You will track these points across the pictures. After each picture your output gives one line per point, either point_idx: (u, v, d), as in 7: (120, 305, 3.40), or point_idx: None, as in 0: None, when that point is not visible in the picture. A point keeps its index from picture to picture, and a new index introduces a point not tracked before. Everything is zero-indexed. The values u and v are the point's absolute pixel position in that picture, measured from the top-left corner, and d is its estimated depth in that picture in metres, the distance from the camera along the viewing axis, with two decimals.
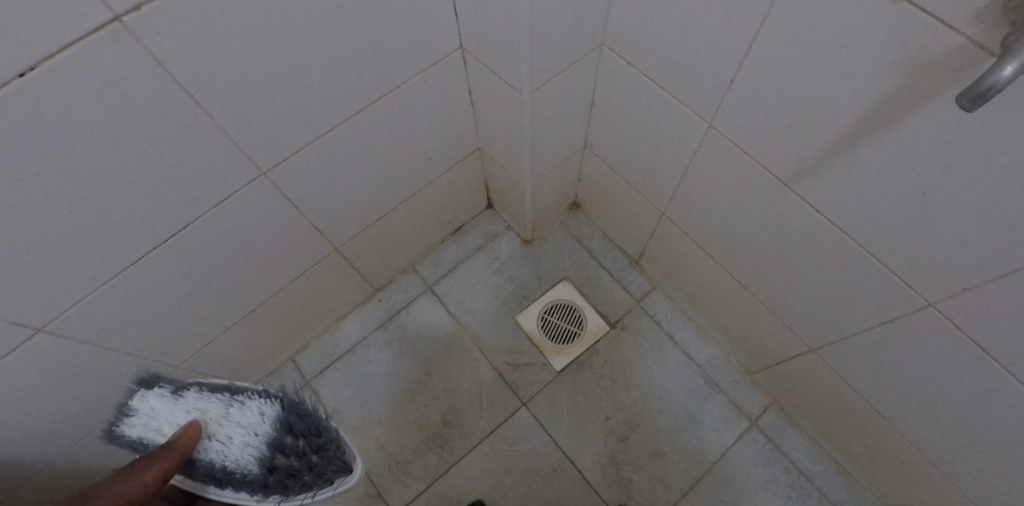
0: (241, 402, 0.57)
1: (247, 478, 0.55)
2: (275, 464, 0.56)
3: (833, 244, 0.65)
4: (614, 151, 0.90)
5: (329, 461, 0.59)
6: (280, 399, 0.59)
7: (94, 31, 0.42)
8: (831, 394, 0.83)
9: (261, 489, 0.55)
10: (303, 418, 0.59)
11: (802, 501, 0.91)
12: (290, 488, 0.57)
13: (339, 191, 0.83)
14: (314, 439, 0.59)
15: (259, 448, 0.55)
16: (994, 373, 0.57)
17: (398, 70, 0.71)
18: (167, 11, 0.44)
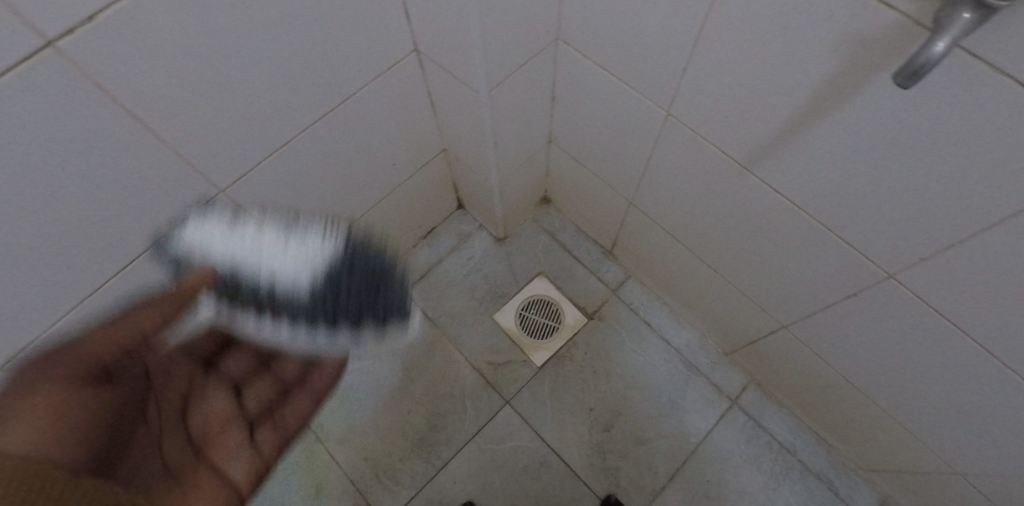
0: (301, 231, 0.43)
1: (298, 304, 0.41)
2: (330, 290, 0.42)
3: (796, 224, 0.66)
4: (579, 145, 0.90)
5: (393, 303, 0.45)
6: (348, 234, 0.45)
7: (29, 57, 0.39)
8: (805, 369, 0.85)
9: (310, 320, 0.42)
10: (377, 263, 0.45)
11: (785, 474, 0.93)
12: (347, 321, 0.43)
13: (335, 136, 0.75)
14: (380, 281, 0.45)
15: (320, 263, 0.41)
16: (956, 337, 0.58)
17: (350, 77, 0.69)
18: (102, 34, 0.42)
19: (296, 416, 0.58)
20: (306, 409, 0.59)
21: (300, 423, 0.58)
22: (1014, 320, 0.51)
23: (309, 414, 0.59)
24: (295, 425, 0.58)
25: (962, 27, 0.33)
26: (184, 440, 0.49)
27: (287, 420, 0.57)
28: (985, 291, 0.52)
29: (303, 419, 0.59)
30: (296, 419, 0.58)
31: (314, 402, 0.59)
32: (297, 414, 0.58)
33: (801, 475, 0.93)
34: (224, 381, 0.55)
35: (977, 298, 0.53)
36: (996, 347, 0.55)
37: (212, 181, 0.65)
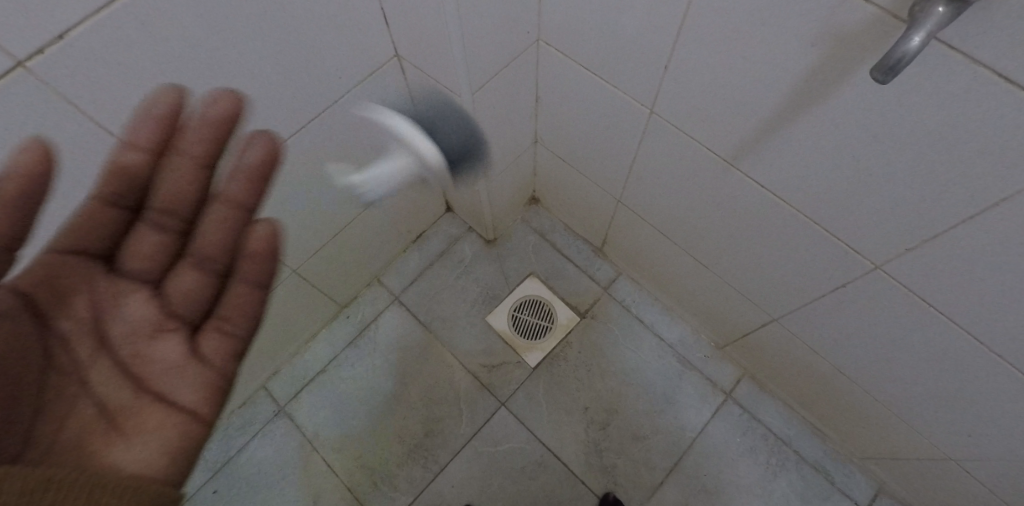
0: None
1: None
2: None
3: (782, 217, 0.66)
4: (564, 144, 0.90)
5: None
6: None
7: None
8: (797, 361, 0.85)
9: None
10: None
11: (781, 465, 0.93)
12: None
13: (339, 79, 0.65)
14: None
15: None
16: (944, 325, 0.59)
17: (332, 84, 0.68)
18: (72, 50, 0.42)
19: (244, 301, 0.49)
20: (255, 295, 0.49)
21: (253, 312, 0.49)
22: (1000, 307, 0.52)
23: (261, 298, 0.50)
24: (249, 319, 0.49)
25: (936, 22, 0.33)
26: (113, 374, 0.45)
27: (237, 312, 0.49)
28: (970, 279, 0.52)
29: (254, 306, 0.49)
30: (246, 309, 0.49)
31: (258, 284, 0.49)
32: (246, 304, 0.49)
33: (798, 465, 0.93)
34: (140, 282, 0.47)
35: (963, 287, 0.53)
36: (984, 334, 0.55)
37: None
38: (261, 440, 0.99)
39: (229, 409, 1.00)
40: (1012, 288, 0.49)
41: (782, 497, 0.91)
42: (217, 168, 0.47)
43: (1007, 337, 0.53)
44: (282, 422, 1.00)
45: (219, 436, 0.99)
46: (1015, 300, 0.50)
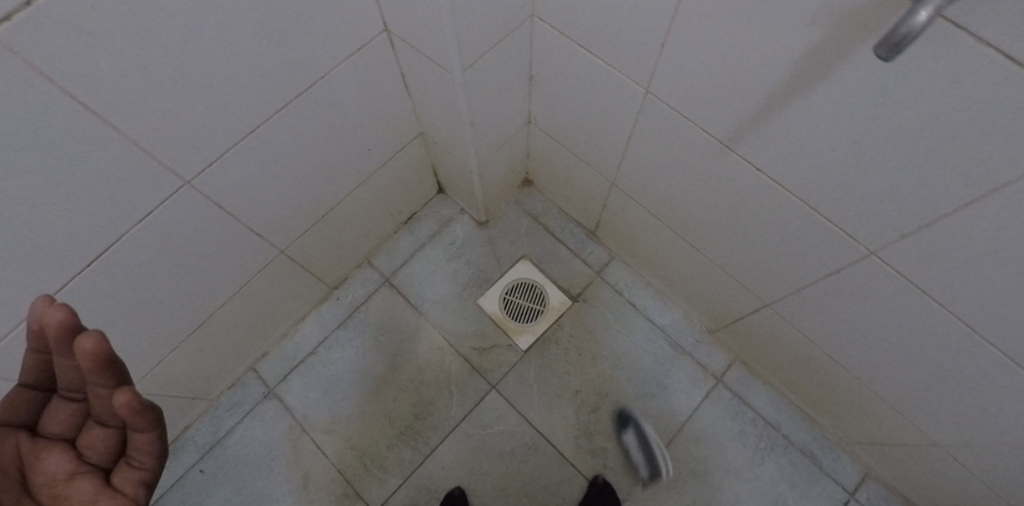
0: None
1: None
2: None
3: (778, 199, 0.64)
4: (558, 126, 0.88)
5: None
6: None
7: None
8: (789, 346, 0.85)
9: None
10: None
11: (769, 449, 0.94)
12: None
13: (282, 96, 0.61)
14: None
15: None
16: (938, 312, 0.58)
17: (319, 57, 0.66)
18: (42, 17, 0.39)
19: (143, 443, 0.45)
20: (149, 436, 0.44)
21: (156, 449, 0.45)
22: (995, 295, 0.51)
23: (157, 436, 0.45)
24: (154, 454, 0.46)
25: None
26: None
27: (139, 451, 0.45)
28: (966, 266, 0.51)
29: (154, 445, 0.45)
30: (147, 449, 0.45)
31: (146, 431, 0.43)
32: (145, 446, 0.45)
33: (786, 449, 0.94)
34: (56, 439, 0.48)
35: (958, 274, 0.53)
36: (978, 322, 0.55)
37: (176, 173, 0.63)
38: (252, 421, 0.99)
39: (218, 390, 1.00)
40: (1008, 274, 0.48)
41: (769, 481, 0.92)
42: (76, 334, 0.42)
43: (1001, 325, 0.53)
44: (272, 403, 1.00)
45: (209, 417, 0.99)
46: (1009, 288, 0.49)
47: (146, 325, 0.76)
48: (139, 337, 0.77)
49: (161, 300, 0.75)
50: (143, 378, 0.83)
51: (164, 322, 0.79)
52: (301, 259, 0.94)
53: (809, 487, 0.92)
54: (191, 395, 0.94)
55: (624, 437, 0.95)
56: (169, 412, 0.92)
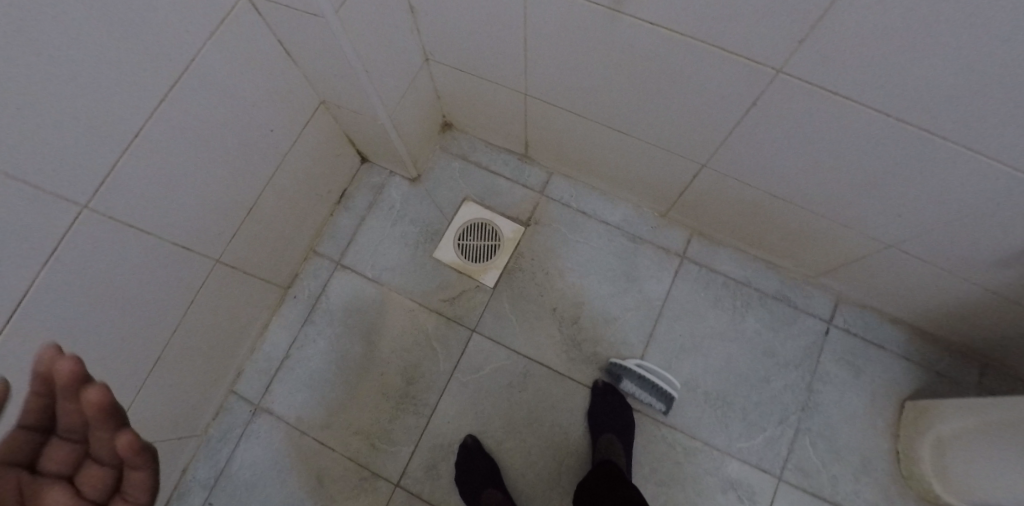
0: None
1: None
2: None
3: (679, 49, 0.62)
4: (456, 55, 0.84)
5: None
6: None
7: None
8: (736, 200, 0.87)
9: None
10: None
11: (745, 305, 0.97)
12: None
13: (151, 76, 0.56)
14: None
15: None
16: (855, 110, 0.58)
17: (181, 38, 0.61)
18: None
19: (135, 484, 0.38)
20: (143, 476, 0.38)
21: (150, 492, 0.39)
22: (898, 73, 0.51)
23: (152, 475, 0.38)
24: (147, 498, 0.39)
25: None
26: None
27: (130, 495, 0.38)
28: (867, 56, 0.51)
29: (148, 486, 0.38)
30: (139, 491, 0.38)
31: (141, 469, 0.37)
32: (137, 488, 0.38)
33: (760, 301, 0.98)
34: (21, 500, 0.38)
35: (867, 65, 0.52)
36: (892, 109, 0.56)
37: (66, 197, 0.57)
38: (247, 441, 0.96)
39: (204, 424, 0.96)
40: (910, 48, 0.48)
41: (753, 333, 0.96)
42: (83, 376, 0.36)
43: (913, 103, 0.54)
44: (262, 417, 0.97)
45: (204, 453, 0.95)
46: (911, 61, 0.49)
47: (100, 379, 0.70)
48: None
49: (107, 346, 0.70)
50: None
51: (120, 369, 0.73)
52: (240, 266, 0.89)
53: (789, 327, 0.96)
54: (177, 435, 0.90)
55: (624, 387, 0.93)
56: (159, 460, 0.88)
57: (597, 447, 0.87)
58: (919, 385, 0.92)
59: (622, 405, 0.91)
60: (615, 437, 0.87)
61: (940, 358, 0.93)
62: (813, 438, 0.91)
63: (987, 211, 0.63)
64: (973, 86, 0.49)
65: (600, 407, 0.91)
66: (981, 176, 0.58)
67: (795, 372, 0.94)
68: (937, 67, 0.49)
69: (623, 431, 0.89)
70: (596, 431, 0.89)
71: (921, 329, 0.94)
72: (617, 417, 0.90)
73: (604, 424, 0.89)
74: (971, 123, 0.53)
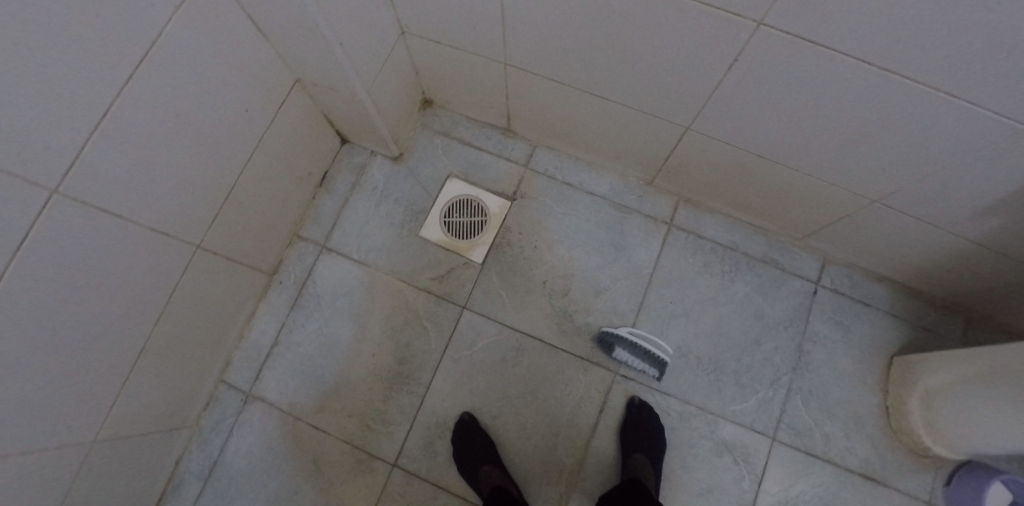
0: None
1: None
2: None
3: (655, 5, 0.60)
4: (433, 26, 0.82)
5: None
6: None
7: None
8: (721, 163, 0.86)
9: None
10: None
11: (734, 269, 0.98)
12: None
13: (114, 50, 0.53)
14: None
15: None
16: (839, 61, 0.57)
17: (143, 11, 0.57)
18: None
19: None
20: None
21: None
22: (887, 18, 0.49)
23: None
24: None
25: None
26: None
27: None
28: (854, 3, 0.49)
29: None
30: None
31: None
32: None
33: (749, 265, 0.98)
34: None
35: (856, 11, 0.50)
36: (884, 59, 0.54)
37: (35, 181, 0.54)
38: (240, 430, 0.94)
39: (194, 415, 0.94)
40: None
41: (742, 297, 0.97)
42: None
43: (905, 50, 0.52)
44: (254, 405, 0.95)
45: (196, 444, 0.94)
46: (901, 2, 0.47)
47: (81, 375, 0.68)
48: (75, 394, 0.68)
49: (87, 340, 0.67)
50: (98, 439, 0.74)
51: (102, 364, 0.71)
52: (222, 253, 0.86)
53: (778, 289, 0.97)
54: (167, 427, 0.88)
55: (617, 355, 0.93)
56: (150, 453, 0.86)
57: (626, 466, 0.86)
58: (906, 340, 0.94)
59: (655, 424, 0.90)
60: (645, 457, 0.86)
61: (926, 313, 0.95)
62: (804, 398, 0.92)
63: (976, 159, 0.62)
64: (973, 28, 0.47)
65: (633, 424, 0.90)
66: (977, 123, 0.57)
67: (785, 334, 0.95)
68: (931, 8, 0.47)
69: (653, 451, 0.88)
70: (626, 449, 0.88)
71: (907, 285, 0.95)
72: (650, 437, 0.89)
73: (635, 441, 0.88)
74: (967, 68, 0.51)
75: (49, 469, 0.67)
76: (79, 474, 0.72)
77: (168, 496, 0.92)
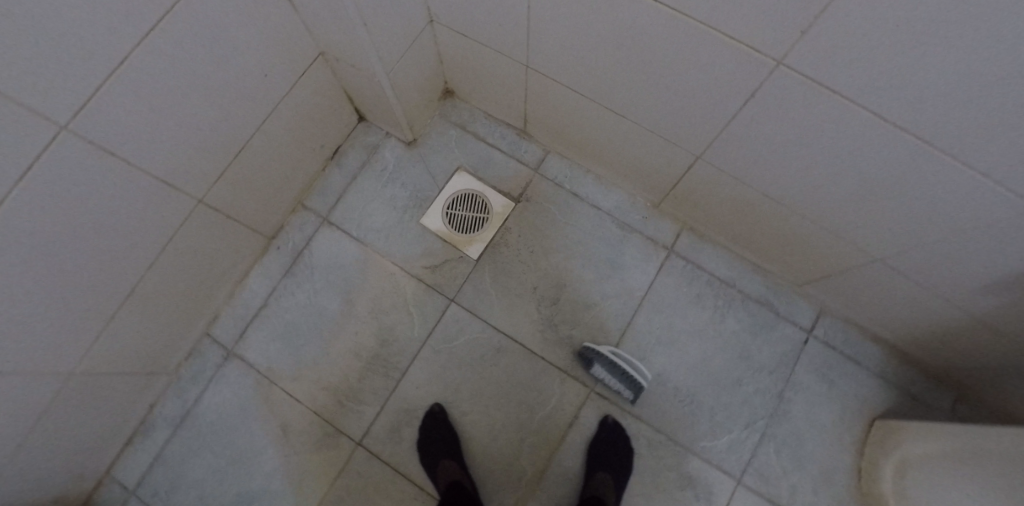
0: None
1: None
2: None
3: (678, 29, 0.59)
4: (462, 19, 0.82)
5: None
6: None
7: None
8: (728, 197, 0.85)
9: None
10: None
11: (727, 305, 0.96)
12: None
13: None
14: None
15: None
16: (855, 114, 0.56)
17: None
18: None
19: None
20: None
21: None
22: (907, 78, 0.48)
23: None
24: None
25: None
26: None
27: None
28: (874, 57, 0.48)
29: None
30: None
31: None
32: None
33: (743, 303, 0.97)
34: None
35: (878, 66, 0.49)
36: (902, 119, 0.53)
37: (45, 115, 0.55)
38: (216, 385, 0.96)
39: (176, 363, 0.96)
40: (924, 52, 0.45)
41: (731, 335, 0.95)
42: None
43: (923, 114, 0.51)
44: (234, 363, 0.97)
45: (173, 391, 0.96)
46: (923, 63, 0.46)
47: (67, 308, 0.70)
48: (57, 325, 0.69)
49: (77, 275, 0.69)
50: (75, 370, 0.76)
51: (89, 300, 0.72)
52: (224, 211, 0.88)
53: (768, 332, 0.95)
54: (146, 370, 0.90)
55: (594, 371, 0.91)
56: (127, 392, 0.88)
57: (588, 482, 0.87)
58: (891, 405, 0.92)
59: (625, 445, 0.90)
60: (608, 477, 0.87)
61: (916, 382, 0.92)
62: (777, 446, 0.91)
63: (985, 235, 0.60)
64: (997, 103, 0.45)
65: (603, 442, 0.90)
66: (990, 200, 0.56)
67: (768, 378, 0.93)
68: (954, 75, 0.45)
69: (617, 471, 0.88)
70: (590, 465, 0.88)
71: (900, 349, 0.93)
72: (617, 457, 0.89)
73: (601, 460, 0.88)
74: (986, 143, 0.50)
75: (23, 393, 0.69)
76: (53, 402, 0.74)
77: (139, 437, 0.94)
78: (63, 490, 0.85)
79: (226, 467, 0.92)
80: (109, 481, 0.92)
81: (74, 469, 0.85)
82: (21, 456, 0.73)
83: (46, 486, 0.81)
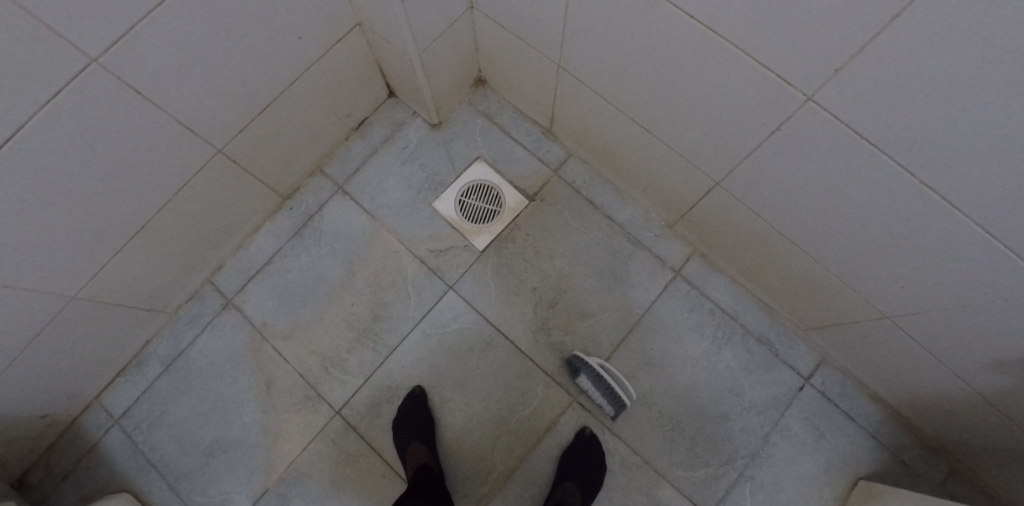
0: None
1: None
2: None
3: (712, 50, 0.57)
4: (502, 10, 0.81)
5: None
6: None
7: None
8: (743, 229, 0.83)
9: None
10: None
11: (726, 338, 0.94)
12: None
13: None
14: None
15: None
16: (883, 166, 0.54)
17: None
18: None
19: None
20: None
21: None
22: (945, 137, 0.46)
23: None
24: None
25: None
26: None
27: None
28: (909, 108, 0.46)
29: None
30: None
31: None
32: None
33: (743, 339, 0.94)
34: None
35: (913, 119, 0.46)
36: (931, 177, 0.50)
37: (79, 48, 0.55)
38: (210, 332, 0.98)
39: (176, 304, 0.98)
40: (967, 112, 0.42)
41: (725, 368, 0.93)
42: None
43: (955, 176, 0.48)
44: (230, 313, 0.99)
45: (169, 331, 0.99)
46: (963, 125, 0.43)
47: (75, 235, 0.71)
48: (64, 250, 0.71)
49: (90, 204, 0.70)
50: (76, 297, 0.78)
51: (99, 230, 0.74)
52: (242, 164, 0.89)
53: (764, 373, 0.93)
54: (146, 307, 0.92)
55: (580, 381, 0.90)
56: (125, 325, 0.91)
57: (553, 491, 0.85)
58: (879, 467, 0.88)
59: (598, 460, 0.88)
60: (575, 488, 0.85)
61: (911, 449, 0.89)
62: (752, 488, 0.89)
63: (1004, 310, 0.57)
64: None
65: (576, 453, 0.88)
66: (1016, 278, 0.53)
67: (755, 418, 0.91)
68: (995, 142, 0.43)
69: (586, 484, 0.86)
70: (559, 474, 0.87)
71: (899, 413, 0.90)
72: (588, 470, 0.87)
73: (571, 470, 0.87)
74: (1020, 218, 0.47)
75: (21, 309, 0.71)
76: (52, 322, 0.77)
77: (131, 369, 0.97)
78: (51, 408, 0.88)
79: (207, 412, 0.94)
80: (97, 407, 0.95)
81: (64, 390, 0.88)
82: (13, 369, 0.76)
83: (36, 401, 0.84)
